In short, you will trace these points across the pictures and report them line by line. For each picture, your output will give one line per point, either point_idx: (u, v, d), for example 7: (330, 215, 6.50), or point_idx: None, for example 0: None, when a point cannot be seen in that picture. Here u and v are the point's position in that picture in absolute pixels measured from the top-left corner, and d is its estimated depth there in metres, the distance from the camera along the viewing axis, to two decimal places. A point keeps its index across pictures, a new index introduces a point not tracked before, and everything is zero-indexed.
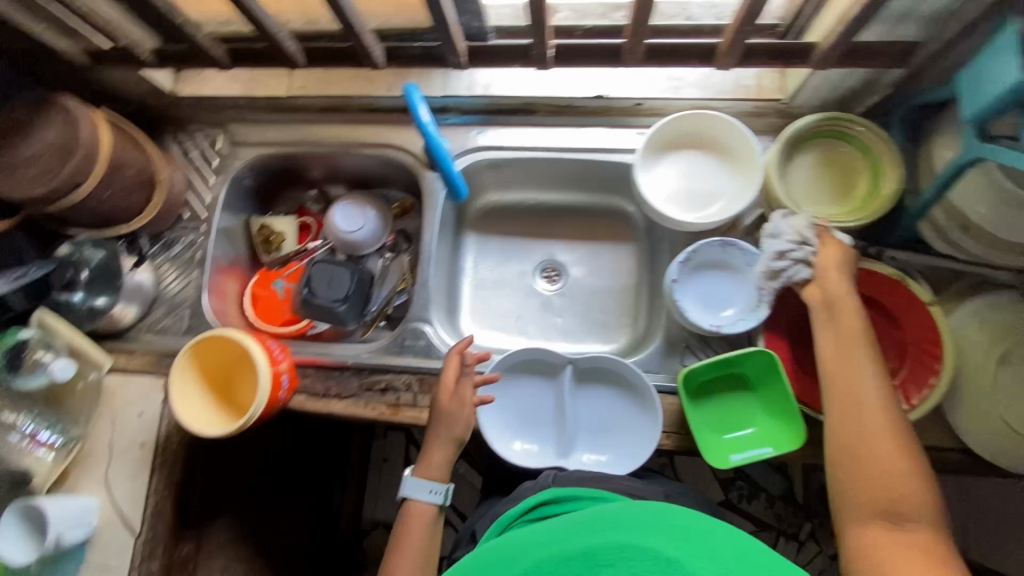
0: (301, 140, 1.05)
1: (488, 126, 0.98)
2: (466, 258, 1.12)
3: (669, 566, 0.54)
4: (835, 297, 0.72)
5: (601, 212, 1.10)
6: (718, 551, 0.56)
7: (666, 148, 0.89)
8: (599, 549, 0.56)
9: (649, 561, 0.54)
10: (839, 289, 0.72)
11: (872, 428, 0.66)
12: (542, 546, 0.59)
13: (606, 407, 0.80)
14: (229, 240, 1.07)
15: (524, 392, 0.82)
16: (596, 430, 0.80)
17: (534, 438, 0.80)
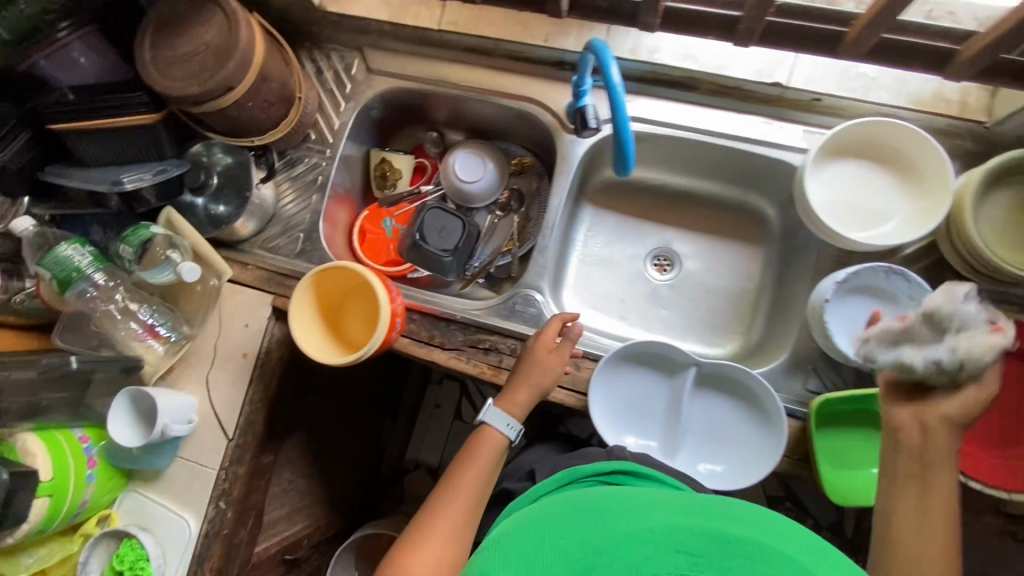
0: (438, 78, 1.01)
1: (637, 96, 0.90)
2: (578, 230, 1.07)
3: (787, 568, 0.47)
4: (931, 457, 0.60)
5: (732, 207, 1.03)
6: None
7: (840, 154, 0.81)
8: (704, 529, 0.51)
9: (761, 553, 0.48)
10: (941, 449, 0.60)
11: None
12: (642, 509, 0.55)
13: (723, 415, 0.78)
14: (348, 169, 1.06)
15: (639, 384, 0.80)
16: (709, 437, 0.78)
17: (647, 432, 0.80)
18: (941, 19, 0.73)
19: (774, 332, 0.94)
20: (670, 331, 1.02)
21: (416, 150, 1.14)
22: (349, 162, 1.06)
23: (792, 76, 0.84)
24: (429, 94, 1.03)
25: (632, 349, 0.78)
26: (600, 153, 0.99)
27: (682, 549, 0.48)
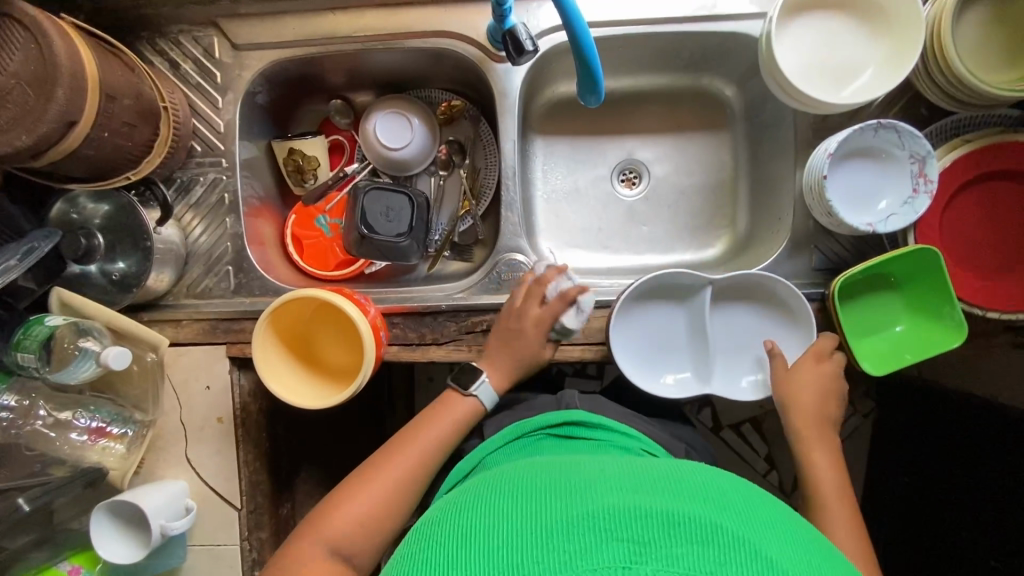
0: (323, 36, 0.83)
1: None
2: (534, 167, 0.97)
3: (729, 540, 0.41)
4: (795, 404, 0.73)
5: (688, 95, 0.95)
6: (784, 541, 0.44)
7: (795, 12, 0.74)
8: (649, 501, 0.44)
9: (700, 527, 0.42)
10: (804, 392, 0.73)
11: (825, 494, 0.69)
12: (586, 480, 0.48)
13: (747, 323, 0.80)
14: (254, 174, 0.89)
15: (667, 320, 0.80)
16: (736, 350, 0.79)
17: (682, 365, 0.80)
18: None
19: (760, 217, 0.90)
20: (657, 246, 0.96)
21: (325, 126, 0.98)
22: (253, 166, 0.89)
23: None
24: (320, 59, 0.85)
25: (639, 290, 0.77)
26: (536, 77, 0.88)
27: (627, 535, 0.41)
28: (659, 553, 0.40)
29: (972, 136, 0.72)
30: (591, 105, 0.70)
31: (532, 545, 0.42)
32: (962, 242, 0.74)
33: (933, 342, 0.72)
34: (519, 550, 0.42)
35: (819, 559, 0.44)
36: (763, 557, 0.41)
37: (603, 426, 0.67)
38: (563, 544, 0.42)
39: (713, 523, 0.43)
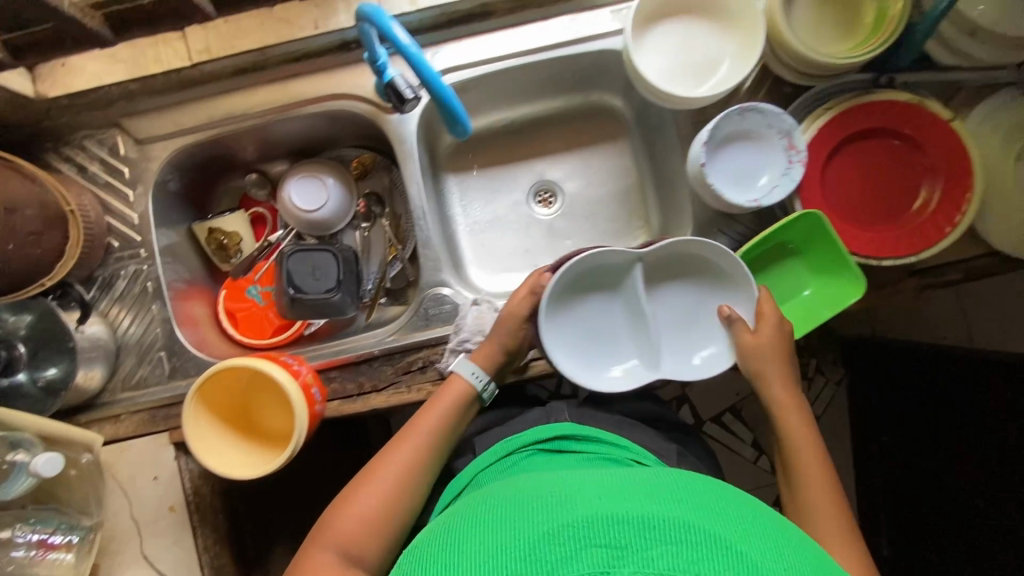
0: (223, 118, 0.86)
1: (441, 45, 0.84)
2: (452, 204, 1.00)
3: (716, 545, 0.42)
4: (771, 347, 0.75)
5: (583, 112, 1.00)
6: (770, 548, 0.44)
7: (648, 23, 0.80)
8: (638, 507, 0.44)
9: (684, 532, 0.42)
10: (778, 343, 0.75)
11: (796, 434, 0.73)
12: (574, 489, 0.48)
13: (689, 302, 0.80)
14: (178, 259, 0.91)
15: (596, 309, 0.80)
16: (680, 330, 0.80)
17: (626, 353, 0.80)
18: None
19: (669, 212, 0.95)
20: None
21: (245, 201, 1.00)
22: (176, 250, 0.91)
23: None
24: (223, 139, 0.88)
25: (569, 273, 0.77)
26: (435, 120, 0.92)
27: (604, 541, 0.42)
28: (636, 557, 0.41)
29: (832, 104, 0.78)
30: (465, 138, 0.73)
31: (518, 555, 0.43)
32: (845, 202, 0.78)
33: (841, 299, 0.75)
34: (501, 564, 0.43)
35: (793, 555, 0.45)
36: (743, 559, 0.42)
37: (592, 438, 0.68)
38: (549, 549, 0.42)
39: (690, 523, 0.43)
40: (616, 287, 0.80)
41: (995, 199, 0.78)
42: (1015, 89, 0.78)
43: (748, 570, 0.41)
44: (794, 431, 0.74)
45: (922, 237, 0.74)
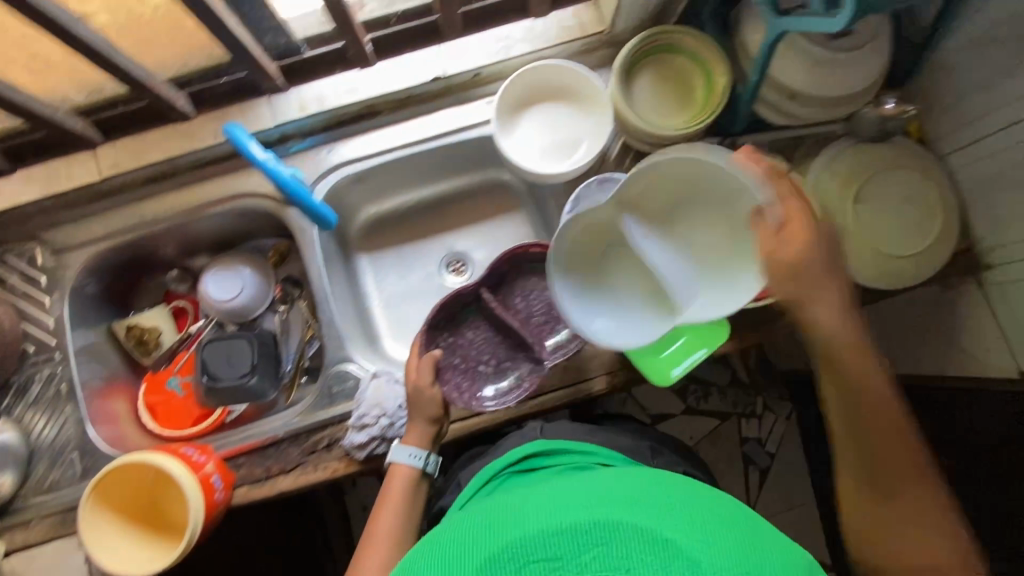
0: (135, 223, 0.92)
1: (335, 143, 0.92)
2: (365, 282, 1.05)
3: (654, 542, 0.45)
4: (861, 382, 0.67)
5: (484, 188, 1.08)
6: (710, 531, 0.47)
7: (513, 110, 0.90)
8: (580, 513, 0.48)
9: (622, 534, 0.46)
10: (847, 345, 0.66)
11: (885, 410, 0.67)
12: (527, 505, 0.53)
13: (666, 262, 0.75)
14: (96, 358, 0.95)
15: (482, 344, 0.92)
16: (675, 280, 0.75)
17: (626, 303, 0.81)
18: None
19: None
20: None
21: (167, 296, 1.04)
22: (94, 350, 0.94)
23: (446, 64, 0.90)
24: (135, 243, 0.94)
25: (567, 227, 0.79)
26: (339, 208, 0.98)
27: (543, 556, 0.47)
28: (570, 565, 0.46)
29: None
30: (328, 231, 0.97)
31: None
32: None
33: (714, 340, 0.80)
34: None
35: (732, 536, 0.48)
36: (676, 548, 0.45)
37: (561, 451, 0.72)
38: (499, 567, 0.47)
39: (622, 520, 0.47)
40: (614, 234, 0.82)
41: (844, 237, 0.86)
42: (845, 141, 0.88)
43: (678, 561, 0.44)
44: (880, 413, 0.67)
45: None
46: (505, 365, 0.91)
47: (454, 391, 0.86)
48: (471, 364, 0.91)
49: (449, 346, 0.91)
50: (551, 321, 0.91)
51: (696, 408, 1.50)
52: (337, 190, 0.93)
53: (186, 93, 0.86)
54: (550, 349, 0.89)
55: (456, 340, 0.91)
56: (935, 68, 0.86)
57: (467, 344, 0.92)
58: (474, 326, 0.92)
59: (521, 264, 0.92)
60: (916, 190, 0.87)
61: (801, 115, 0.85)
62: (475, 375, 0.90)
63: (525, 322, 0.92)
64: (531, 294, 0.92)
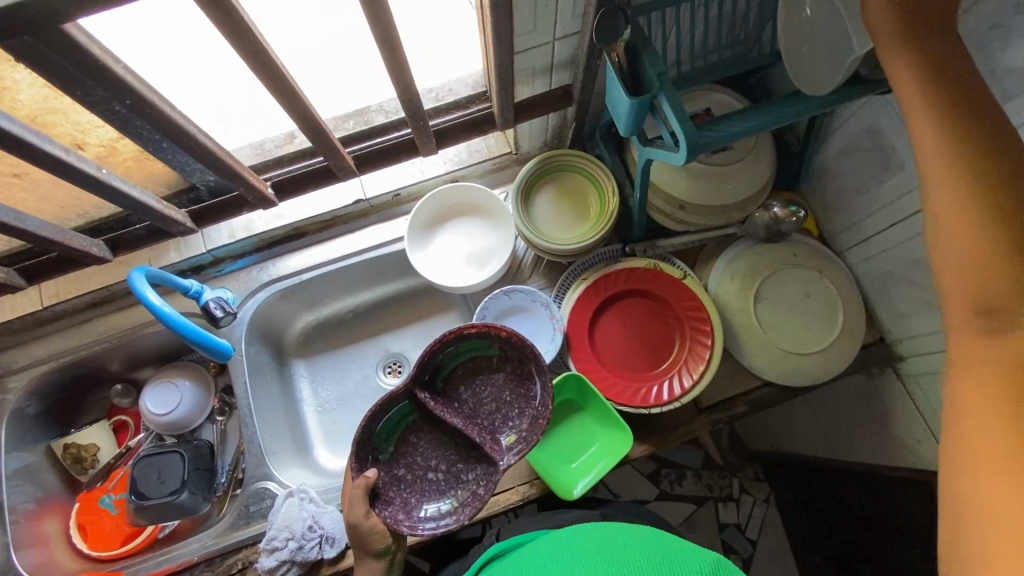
0: (79, 345, 0.98)
1: (268, 262, 0.99)
2: (301, 388, 1.07)
3: None
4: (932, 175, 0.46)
5: (417, 292, 1.11)
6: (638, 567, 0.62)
7: (427, 228, 0.96)
8: None
9: None
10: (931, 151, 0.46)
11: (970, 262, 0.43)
12: None
13: None
14: (32, 479, 0.97)
15: (429, 449, 0.78)
16: None
17: None
18: (444, 97, 0.89)
19: None
20: None
21: (112, 410, 1.08)
22: (29, 472, 0.96)
23: (366, 188, 0.98)
24: (77, 363, 0.99)
25: None
26: (270, 322, 1.02)
27: None
28: None
29: (588, 274, 0.89)
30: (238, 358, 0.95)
31: None
32: (614, 357, 0.88)
33: (620, 450, 0.81)
34: None
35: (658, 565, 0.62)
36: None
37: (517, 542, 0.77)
38: None
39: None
40: None
41: (751, 339, 0.87)
42: (744, 242, 0.91)
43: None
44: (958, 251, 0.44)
45: (678, 386, 0.83)
46: (458, 471, 0.77)
47: (398, 513, 0.72)
48: (419, 474, 0.76)
49: (388, 461, 0.76)
50: (501, 413, 0.79)
51: (669, 494, 1.37)
52: (265, 306, 0.98)
53: (102, 239, 0.85)
54: (504, 448, 0.76)
55: (399, 452, 0.77)
56: (817, 173, 0.91)
57: (412, 452, 0.77)
58: (416, 432, 0.78)
59: (458, 353, 0.78)
60: (816, 287, 0.89)
61: (695, 223, 0.90)
62: (424, 488, 0.76)
63: (472, 419, 0.78)
64: (475, 386, 0.80)
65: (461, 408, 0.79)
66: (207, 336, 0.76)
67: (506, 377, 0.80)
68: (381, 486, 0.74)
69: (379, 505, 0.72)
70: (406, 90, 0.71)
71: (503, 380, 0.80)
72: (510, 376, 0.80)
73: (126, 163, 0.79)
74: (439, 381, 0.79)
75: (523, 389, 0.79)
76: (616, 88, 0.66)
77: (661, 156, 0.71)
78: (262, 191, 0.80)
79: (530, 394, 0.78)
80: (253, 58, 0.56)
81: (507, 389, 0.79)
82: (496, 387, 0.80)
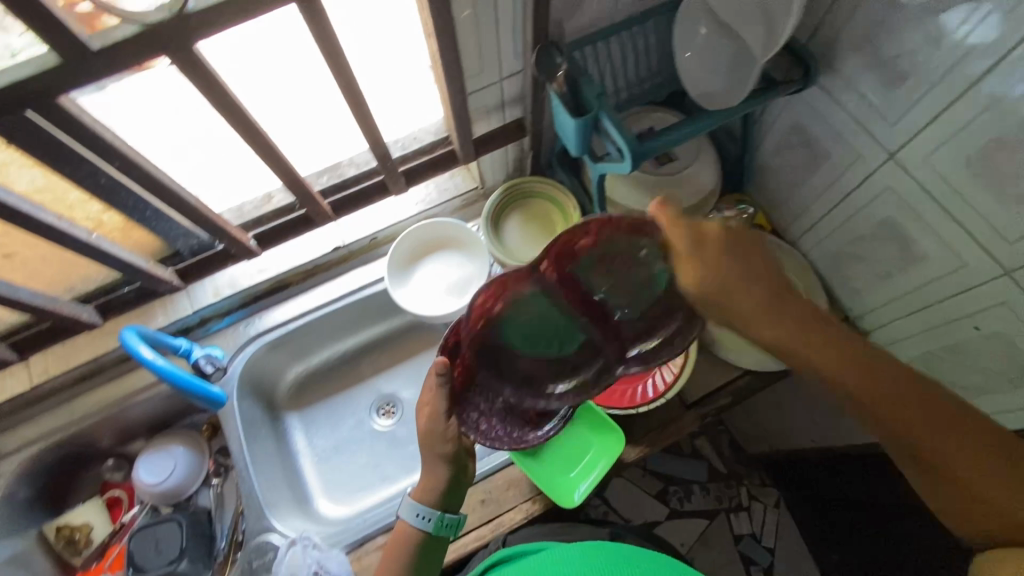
0: (68, 420, 0.97)
1: (253, 315, 1.01)
2: (296, 441, 1.07)
3: None
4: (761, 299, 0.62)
5: (402, 332, 1.14)
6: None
7: (407, 265, 1.01)
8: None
9: None
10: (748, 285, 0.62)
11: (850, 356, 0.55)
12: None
13: None
14: (22, 567, 0.93)
15: (530, 358, 0.69)
16: None
17: None
18: (411, 145, 0.95)
19: None
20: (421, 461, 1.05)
21: (105, 486, 1.06)
22: (20, 560, 0.93)
23: (344, 235, 1.03)
24: (67, 439, 0.98)
25: None
26: (260, 375, 1.03)
27: None
28: None
29: None
30: (230, 414, 0.95)
31: None
32: None
33: (614, 452, 0.84)
34: None
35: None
36: None
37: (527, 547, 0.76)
38: None
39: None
40: None
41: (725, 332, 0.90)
42: None
43: None
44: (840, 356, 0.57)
45: (660, 384, 0.86)
46: (557, 387, 0.72)
47: (483, 423, 0.71)
48: (517, 382, 0.70)
49: (487, 357, 0.68)
50: (621, 333, 0.69)
51: (681, 511, 1.35)
52: (255, 360, 1.00)
53: (93, 306, 0.88)
54: (623, 375, 0.71)
55: (500, 345, 0.68)
56: (759, 174, 0.99)
57: (510, 356, 0.69)
58: (520, 329, 0.67)
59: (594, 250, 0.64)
60: None
61: None
62: (519, 398, 0.71)
63: (583, 333, 0.70)
64: (597, 291, 0.68)
65: (574, 318, 0.69)
66: (198, 388, 0.78)
67: (637, 292, 0.67)
68: (472, 394, 0.69)
69: (464, 411, 0.69)
70: (372, 135, 0.76)
71: (632, 296, 0.68)
72: (642, 289, 0.67)
73: (112, 234, 0.83)
74: (556, 283, 0.66)
75: (653, 311, 0.68)
76: (560, 112, 0.74)
77: (611, 170, 0.77)
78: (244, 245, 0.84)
79: (664, 319, 0.68)
80: (229, 115, 0.60)
81: (634, 308, 0.68)
82: (619, 302, 0.68)
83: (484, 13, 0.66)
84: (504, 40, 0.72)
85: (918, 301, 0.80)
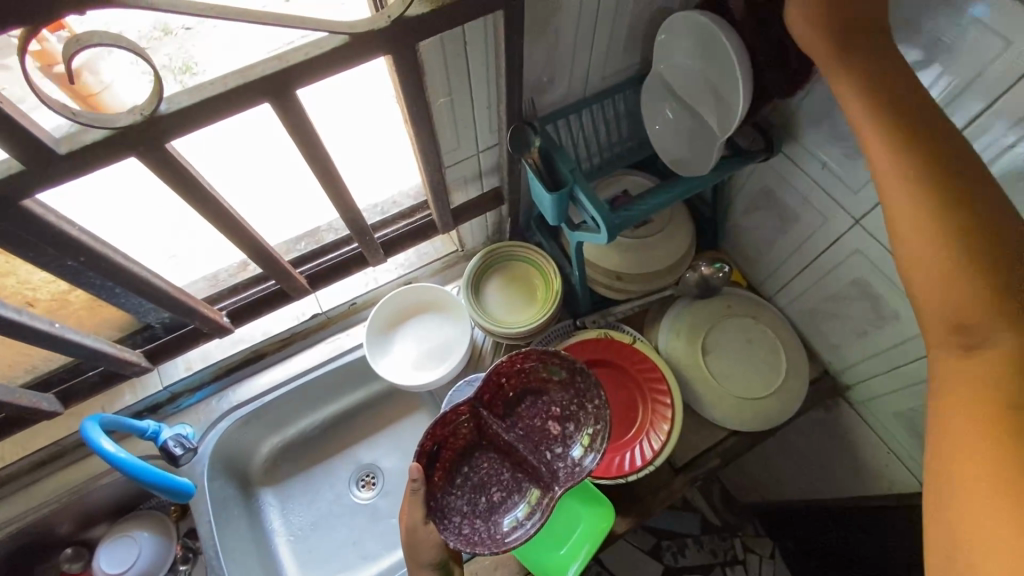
0: (23, 510, 0.91)
1: (228, 389, 0.99)
2: (271, 519, 1.02)
3: None
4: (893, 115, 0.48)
5: (382, 397, 1.11)
6: None
7: (387, 332, 0.99)
8: None
9: None
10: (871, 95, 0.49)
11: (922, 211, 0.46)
12: None
13: None
14: None
15: (486, 462, 0.82)
16: None
17: None
18: (389, 210, 0.93)
19: None
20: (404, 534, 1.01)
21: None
22: None
23: (322, 302, 1.01)
24: (21, 531, 0.91)
25: None
26: (233, 450, 0.99)
27: None
28: None
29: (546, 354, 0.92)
30: (201, 498, 0.90)
31: None
32: None
33: (604, 526, 0.81)
34: None
35: None
36: None
37: None
38: None
39: None
40: None
41: (707, 391, 0.92)
42: (681, 302, 0.98)
43: None
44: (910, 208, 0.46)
45: (648, 449, 0.85)
46: (519, 480, 0.81)
47: (462, 529, 0.75)
48: (481, 485, 0.81)
49: (450, 470, 0.80)
50: (558, 427, 0.81)
51: (675, 568, 1.31)
52: (228, 437, 0.96)
53: (53, 392, 0.83)
54: (579, 459, 0.77)
55: (462, 459, 0.81)
56: (733, 232, 1.01)
57: (470, 463, 0.82)
58: (476, 447, 0.83)
59: (524, 381, 0.83)
60: (756, 333, 0.95)
61: (634, 289, 0.95)
62: (487, 497, 0.80)
63: (525, 435, 0.82)
64: (531, 402, 0.83)
65: (515, 424, 0.83)
66: (163, 479, 0.75)
67: (560, 392, 0.82)
68: (443, 502, 0.76)
69: (438, 517, 0.75)
70: (349, 211, 0.74)
71: (558, 398, 0.82)
72: (563, 389, 0.82)
73: (77, 314, 0.79)
74: (496, 402, 0.82)
75: (579, 403, 0.81)
76: (536, 186, 0.74)
77: (589, 239, 0.78)
78: (216, 322, 0.82)
79: (586, 407, 0.80)
80: (201, 204, 0.59)
81: (562, 405, 0.82)
82: (557, 407, 0.82)
83: (459, 95, 0.68)
84: (479, 118, 0.74)
85: (896, 359, 0.81)
